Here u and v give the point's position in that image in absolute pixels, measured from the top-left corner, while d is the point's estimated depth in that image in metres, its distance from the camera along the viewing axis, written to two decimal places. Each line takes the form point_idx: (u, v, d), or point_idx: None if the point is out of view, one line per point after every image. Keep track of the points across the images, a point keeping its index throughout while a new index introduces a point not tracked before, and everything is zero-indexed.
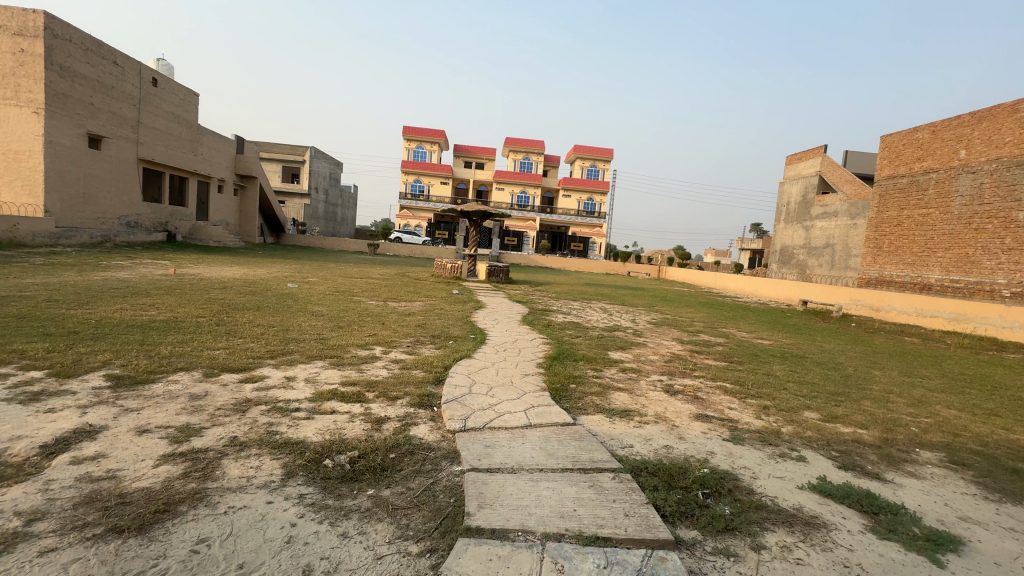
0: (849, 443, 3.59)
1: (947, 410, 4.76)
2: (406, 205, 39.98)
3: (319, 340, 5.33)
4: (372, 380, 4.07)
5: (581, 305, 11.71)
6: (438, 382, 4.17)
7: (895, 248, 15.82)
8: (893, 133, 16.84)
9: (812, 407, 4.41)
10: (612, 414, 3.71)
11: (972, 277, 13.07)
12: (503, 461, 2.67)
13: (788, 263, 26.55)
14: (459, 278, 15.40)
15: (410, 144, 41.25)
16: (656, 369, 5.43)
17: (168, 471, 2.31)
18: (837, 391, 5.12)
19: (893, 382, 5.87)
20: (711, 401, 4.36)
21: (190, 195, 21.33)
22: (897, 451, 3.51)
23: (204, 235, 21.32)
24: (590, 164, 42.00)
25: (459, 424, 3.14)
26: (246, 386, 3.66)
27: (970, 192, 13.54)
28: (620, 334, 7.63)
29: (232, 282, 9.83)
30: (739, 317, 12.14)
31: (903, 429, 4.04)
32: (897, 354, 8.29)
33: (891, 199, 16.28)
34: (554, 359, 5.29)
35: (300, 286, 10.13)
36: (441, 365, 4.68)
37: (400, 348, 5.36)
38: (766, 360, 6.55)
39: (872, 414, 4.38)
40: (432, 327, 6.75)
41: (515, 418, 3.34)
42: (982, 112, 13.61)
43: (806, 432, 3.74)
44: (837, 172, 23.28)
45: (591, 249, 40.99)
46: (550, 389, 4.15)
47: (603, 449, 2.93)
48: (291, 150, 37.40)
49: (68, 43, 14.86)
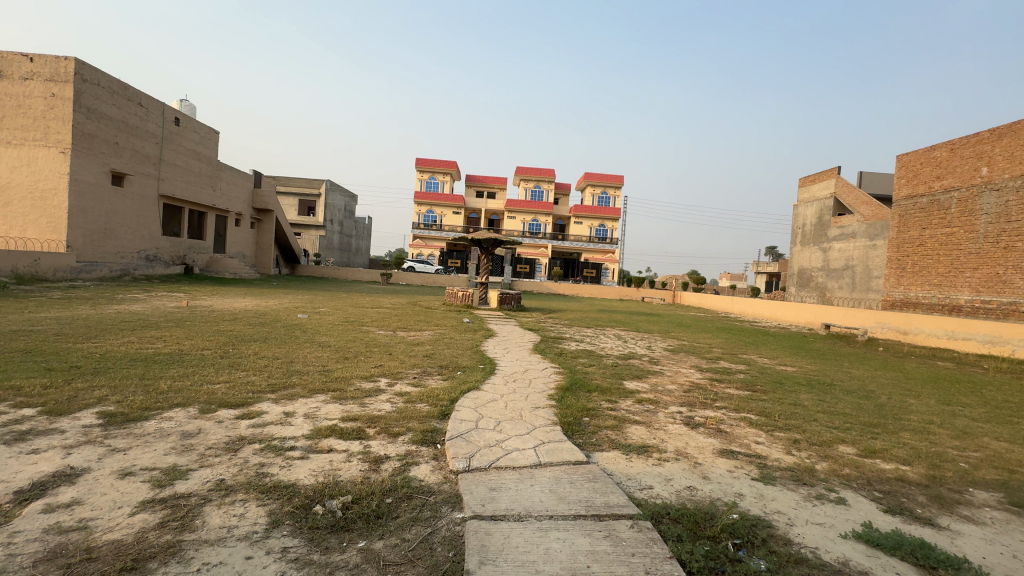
0: (893, 481, 3.26)
1: (996, 443, 4.38)
2: (419, 235, 40.43)
3: (323, 373, 5.17)
4: (374, 416, 3.87)
5: (594, 332, 11.45)
6: (443, 416, 3.95)
7: (919, 269, 15.33)
8: (908, 151, 16.58)
9: (847, 441, 4.08)
10: (629, 450, 3.45)
11: (1005, 297, 12.51)
12: (509, 506, 2.43)
13: (806, 286, 25.94)
14: (471, 307, 15.29)
15: (423, 175, 42.14)
16: (674, 400, 5.12)
17: (144, 520, 2.13)
18: (873, 422, 4.77)
19: (932, 411, 5.49)
20: (736, 434, 4.05)
21: (208, 228, 21.84)
22: (948, 491, 3.17)
23: (220, 267, 21.68)
24: (600, 191, 42.34)
25: (462, 464, 2.92)
26: (241, 423, 3.49)
27: (994, 210, 13.14)
28: (635, 362, 7.36)
29: (243, 314, 9.81)
30: (759, 342, 11.72)
31: (951, 464, 3.69)
32: (932, 380, 7.83)
33: (911, 219, 15.90)
34: (567, 390, 5.03)
35: (310, 317, 10.07)
36: (447, 398, 4.47)
37: (406, 380, 5.18)
38: (792, 388, 6.19)
39: (914, 448, 4.03)
40: (440, 357, 6.57)
41: (524, 457, 3.10)
42: (1002, 129, 13.32)
43: (843, 469, 3.42)
44: (853, 193, 22.92)
45: (604, 275, 40.72)
46: (562, 423, 3.91)
47: (620, 491, 2.67)
48: (307, 184, 38.33)
49: (96, 87, 15.60)
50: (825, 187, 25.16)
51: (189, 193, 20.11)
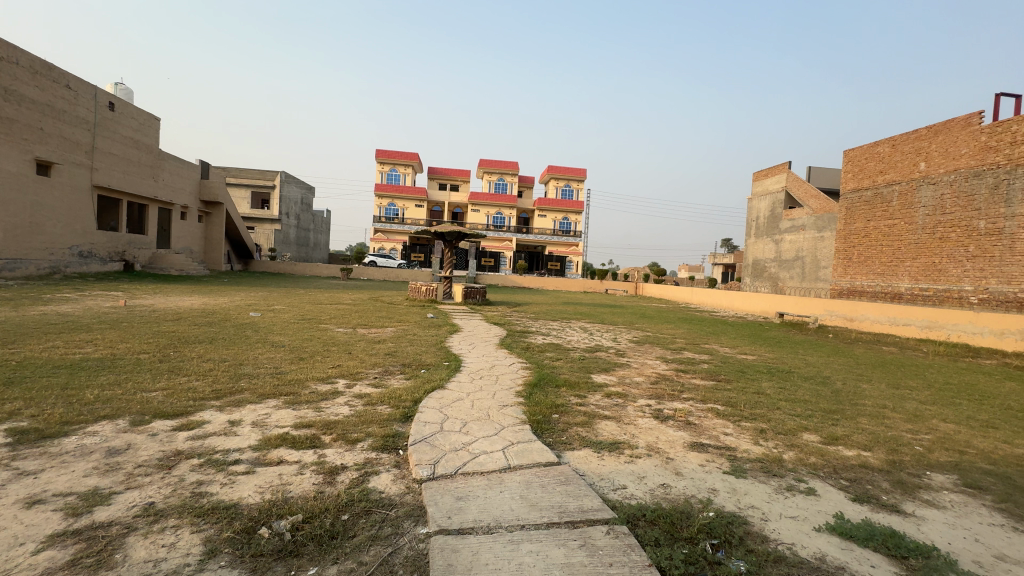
0: (858, 468, 3.30)
1: (944, 424, 4.58)
2: (380, 228, 39.38)
3: (274, 375, 4.81)
4: (330, 421, 3.60)
5: (560, 325, 11.43)
6: (405, 419, 3.73)
7: (864, 259, 16.14)
8: (855, 147, 17.36)
9: (809, 428, 4.15)
10: (601, 448, 3.35)
11: (940, 285, 13.33)
12: (477, 517, 2.27)
13: (760, 276, 26.95)
14: (435, 301, 14.96)
15: (383, 167, 41.06)
16: (642, 393, 5.08)
17: (51, 558, 1.83)
18: (832, 408, 4.89)
19: (884, 395, 5.70)
20: (705, 426, 4.03)
21: (151, 222, 20.41)
22: (908, 475, 3.24)
23: (165, 263, 20.32)
24: (563, 185, 42.58)
25: (426, 472, 2.72)
26: (178, 436, 3.15)
27: (932, 202, 13.94)
28: (602, 354, 7.34)
29: (188, 313, 9.14)
30: (719, 332, 12.02)
31: (907, 448, 3.80)
32: (880, 365, 8.20)
33: (857, 211, 16.69)
34: (535, 386, 4.90)
35: (263, 315, 9.51)
36: (411, 399, 4.24)
37: (366, 380, 4.90)
38: (753, 377, 6.30)
39: (872, 433, 4.14)
40: (403, 355, 6.30)
41: (493, 460, 2.93)
42: (938, 126, 14.09)
43: (810, 458, 3.44)
44: (802, 187, 23.94)
45: (568, 267, 40.99)
46: (531, 421, 3.77)
47: (594, 494, 2.55)
48: (260, 175, 36.56)
49: (15, 66, 14.19)
50: (777, 181, 26.17)
51: (127, 184, 18.69)
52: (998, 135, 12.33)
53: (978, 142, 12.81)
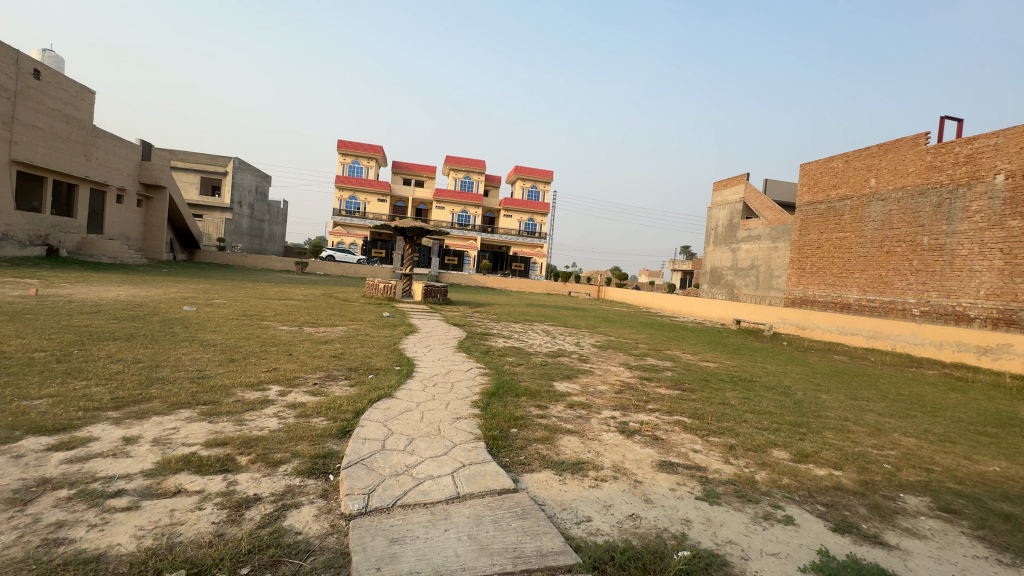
0: (833, 491, 3.09)
1: (906, 439, 4.52)
2: (339, 222, 37.92)
3: (194, 381, 4.19)
4: (251, 437, 3.08)
5: (522, 327, 11.09)
6: (342, 434, 3.27)
7: (816, 269, 16.71)
8: (811, 161, 17.92)
9: (778, 444, 3.96)
10: (563, 469, 3.01)
11: (886, 297, 13.91)
12: (415, 567, 1.86)
13: (717, 283, 27.64)
14: (393, 300, 14.32)
15: (345, 159, 39.63)
16: (607, 404, 4.79)
17: None
18: (797, 421, 4.75)
19: (844, 407, 5.66)
20: (673, 442, 3.76)
21: (81, 205, 18.67)
22: (883, 499, 3.06)
23: (95, 250, 18.63)
24: (530, 186, 42.49)
25: (358, 505, 2.28)
26: (50, 458, 2.56)
27: (880, 218, 14.52)
28: (565, 360, 7.03)
29: (109, 306, 8.19)
30: (680, 338, 12.00)
31: (876, 467, 3.66)
32: (835, 375, 8.30)
33: (811, 223, 17.23)
34: (493, 396, 4.50)
35: (199, 310, 8.64)
36: (352, 409, 3.77)
37: (304, 387, 4.35)
38: (718, 386, 6.15)
39: (840, 449, 4.00)
40: (350, 358, 5.75)
41: (439, 488, 2.53)
42: (888, 144, 14.67)
43: (783, 479, 3.22)
44: (759, 198, 24.72)
45: (532, 268, 40.89)
46: (486, 437, 3.38)
47: (555, 531, 2.19)
48: (211, 160, 34.41)
49: None
50: (736, 192, 26.92)
51: (52, 161, 17.00)
52: (942, 156, 12.93)
53: (924, 161, 13.41)
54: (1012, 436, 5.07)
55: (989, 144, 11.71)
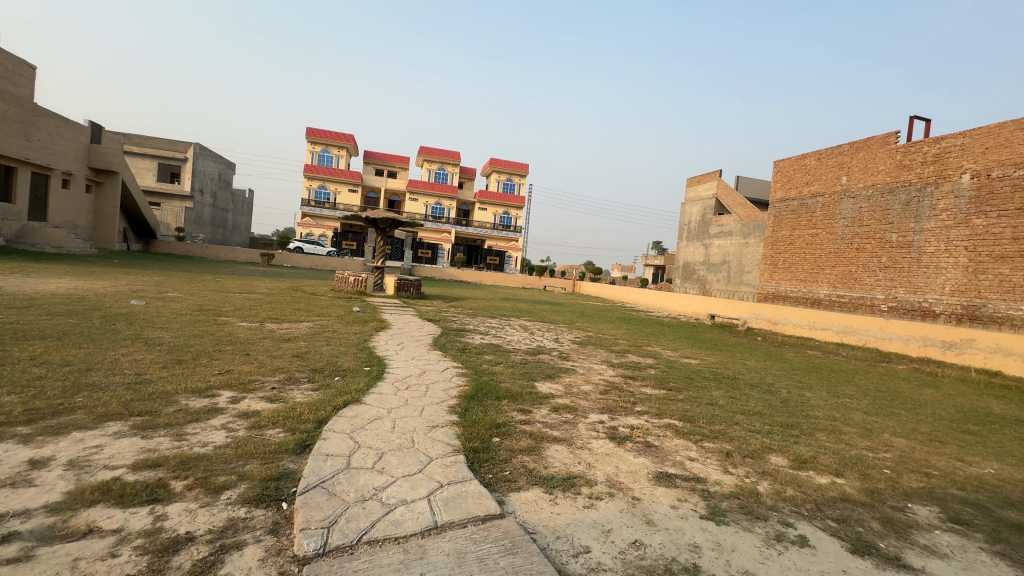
0: (841, 504, 2.87)
1: (897, 440, 4.40)
2: (308, 212, 36.62)
3: (130, 387, 3.66)
4: (190, 456, 2.63)
5: (499, 322, 10.74)
6: (301, 449, 2.86)
7: (788, 265, 16.95)
8: (784, 158, 18.11)
9: (775, 448, 3.75)
10: (553, 486, 2.68)
11: (855, 292, 14.20)
12: None
13: (689, 278, 27.93)
14: (363, 294, 13.75)
15: (314, 147, 38.22)
16: (593, 406, 4.50)
17: None
18: (788, 422, 4.57)
19: (830, 405, 5.55)
20: (667, 450, 3.49)
21: (20, 189, 17.25)
22: (892, 510, 2.86)
23: (38, 239, 17.26)
24: (505, 179, 42.09)
25: (314, 544, 1.90)
26: None
27: (851, 215, 14.77)
28: (545, 358, 6.73)
29: (44, 299, 7.40)
30: (658, 333, 11.88)
31: (877, 473, 3.48)
32: (812, 370, 8.29)
33: (784, 220, 17.44)
34: (471, 400, 4.14)
35: (148, 305, 7.91)
36: (314, 419, 3.35)
37: (260, 393, 3.88)
38: (702, 384, 5.97)
39: (836, 453, 3.82)
40: (315, 357, 5.29)
41: (413, 517, 2.17)
42: (859, 142, 14.91)
43: (787, 490, 2.98)
44: (732, 195, 25.02)
45: (507, 262, 40.52)
46: (466, 449, 3.02)
47: (551, 570, 1.88)
48: (169, 145, 32.54)
49: None
50: (709, 188, 27.20)
51: None
52: (911, 154, 13.20)
53: (893, 160, 13.67)
54: (995, 433, 5.04)
55: (956, 143, 11.99)
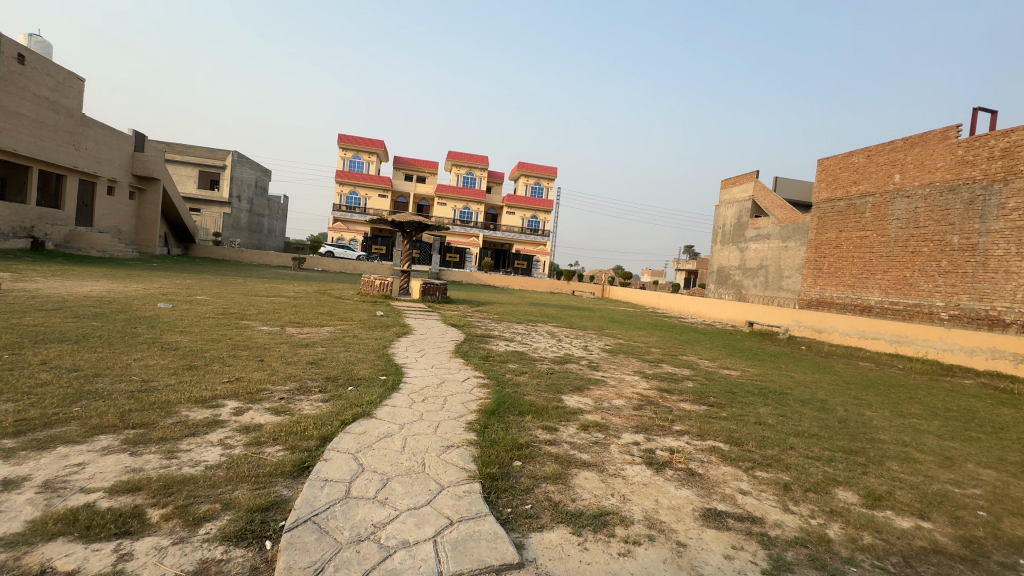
0: (934, 557, 2.37)
1: (986, 472, 3.77)
2: (339, 218, 37.25)
3: (133, 395, 3.48)
4: (176, 477, 2.37)
5: (526, 329, 10.37)
6: (299, 470, 2.57)
7: (834, 269, 15.92)
8: (829, 156, 17.12)
9: (841, 480, 3.23)
10: (581, 525, 2.28)
11: (911, 299, 13.14)
12: None
13: (724, 283, 26.84)
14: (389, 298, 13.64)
15: (345, 154, 38.92)
16: (626, 424, 4.06)
17: None
18: (851, 448, 4.01)
19: (897, 427, 4.92)
20: (713, 480, 3.04)
21: (69, 196, 18.04)
22: (1003, 569, 2.32)
23: (84, 243, 18.01)
24: (533, 182, 41.80)
25: None
26: None
27: (905, 215, 13.72)
28: (573, 368, 6.31)
29: (77, 301, 7.51)
30: (693, 342, 11.23)
31: (970, 514, 2.92)
32: (868, 385, 7.54)
33: (829, 222, 16.43)
34: (491, 415, 3.78)
35: (174, 308, 7.91)
36: (318, 434, 3.07)
37: (266, 403, 3.63)
38: (747, 400, 5.42)
39: (916, 488, 3.26)
40: (330, 364, 5.05)
41: (415, 565, 1.83)
42: (914, 138, 13.88)
43: (864, 537, 2.49)
44: (770, 196, 23.91)
45: (535, 266, 40.13)
46: (482, 477, 2.65)
47: None
48: (208, 153, 33.73)
49: None
50: (745, 189, 26.11)
51: (38, 150, 16.32)
52: (974, 149, 12.15)
53: (954, 155, 12.62)
54: None
55: None
